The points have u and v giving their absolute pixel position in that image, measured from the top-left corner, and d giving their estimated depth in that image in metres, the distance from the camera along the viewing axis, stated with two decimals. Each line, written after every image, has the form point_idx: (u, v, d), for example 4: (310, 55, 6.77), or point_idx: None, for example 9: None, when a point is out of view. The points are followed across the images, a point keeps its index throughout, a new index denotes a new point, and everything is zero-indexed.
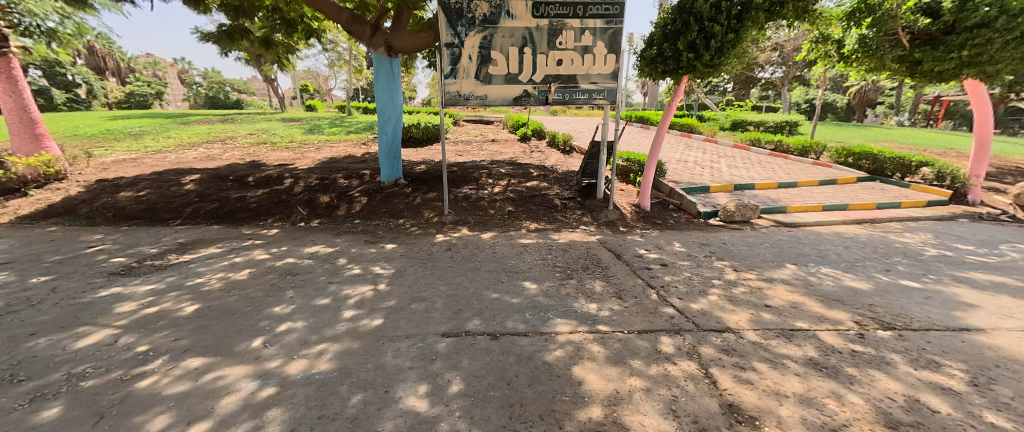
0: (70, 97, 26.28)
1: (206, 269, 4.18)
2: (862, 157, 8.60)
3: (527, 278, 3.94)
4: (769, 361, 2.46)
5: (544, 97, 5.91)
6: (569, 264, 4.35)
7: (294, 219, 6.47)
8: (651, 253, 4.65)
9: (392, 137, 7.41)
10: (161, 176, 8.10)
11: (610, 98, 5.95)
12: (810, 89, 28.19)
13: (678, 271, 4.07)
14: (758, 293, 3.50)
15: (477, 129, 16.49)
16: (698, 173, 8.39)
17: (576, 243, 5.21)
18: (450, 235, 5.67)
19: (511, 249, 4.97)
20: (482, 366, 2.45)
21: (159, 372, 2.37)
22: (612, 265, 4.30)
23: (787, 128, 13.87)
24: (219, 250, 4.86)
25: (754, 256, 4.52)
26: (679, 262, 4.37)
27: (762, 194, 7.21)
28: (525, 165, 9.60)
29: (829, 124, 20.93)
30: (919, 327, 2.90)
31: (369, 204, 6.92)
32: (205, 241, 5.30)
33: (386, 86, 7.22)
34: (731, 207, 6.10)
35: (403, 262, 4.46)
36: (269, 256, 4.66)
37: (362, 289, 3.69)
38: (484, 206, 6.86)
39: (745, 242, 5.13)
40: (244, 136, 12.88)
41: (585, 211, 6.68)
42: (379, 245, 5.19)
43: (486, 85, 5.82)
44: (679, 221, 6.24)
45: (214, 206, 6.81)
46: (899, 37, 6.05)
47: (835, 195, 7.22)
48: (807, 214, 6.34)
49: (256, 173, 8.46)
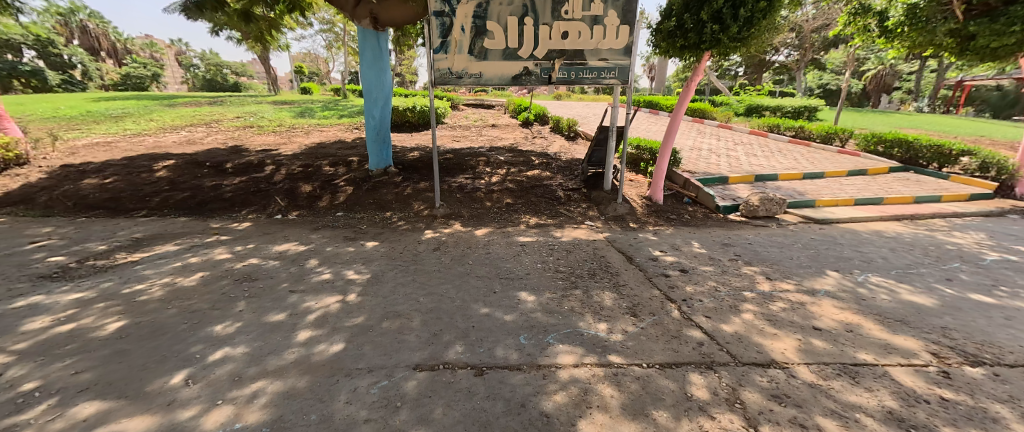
0: (66, 78, 25.72)
1: (152, 273, 3.62)
2: (894, 145, 7.86)
3: (523, 287, 3.36)
4: (837, 417, 1.87)
5: (547, 75, 5.25)
6: (573, 270, 3.75)
7: (271, 211, 5.89)
8: (667, 256, 4.06)
9: (379, 120, 6.80)
10: (133, 162, 7.52)
11: (621, 77, 5.26)
12: (825, 73, 27.28)
13: (700, 279, 3.47)
14: (802, 310, 2.90)
15: (477, 113, 15.80)
16: (714, 161, 7.74)
17: (582, 242, 4.61)
18: (440, 231, 5.08)
19: (508, 249, 4.38)
20: (458, 419, 1.88)
21: (34, 425, 1.82)
22: (623, 270, 3.71)
23: (807, 113, 13.07)
24: (176, 248, 4.29)
25: (787, 260, 3.90)
26: (701, 267, 3.77)
27: (787, 186, 6.55)
28: (527, 152, 8.96)
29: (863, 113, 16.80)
30: (1015, 363, 2.30)
31: (355, 194, 6.33)
32: (165, 236, 4.74)
33: (373, 63, 6.54)
34: (755, 201, 5.49)
35: (382, 265, 3.88)
36: (231, 256, 4.08)
37: (328, 300, 3.11)
38: (481, 198, 6.26)
39: (774, 242, 4.51)
40: (230, 119, 12.26)
41: (591, 203, 6.08)
42: (359, 242, 4.60)
43: (482, 61, 5.16)
44: (696, 216, 5.63)
45: (185, 195, 6.24)
46: (954, 7, 5.31)
47: (867, 187, 6.57)
48: (839, 209, 5.73)
49: (236, 159, 7.86)
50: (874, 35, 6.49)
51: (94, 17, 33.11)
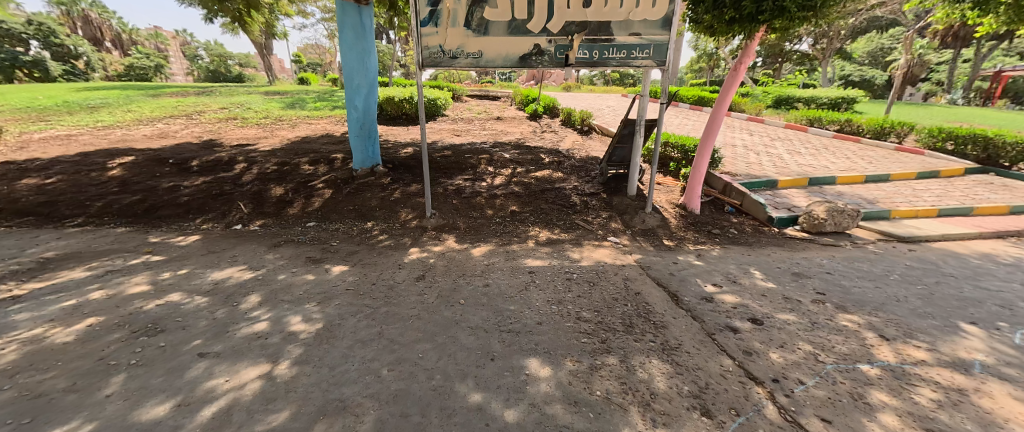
0: (68, 69, 24.88)
1: (26, 318, 2.65)
2: (968, 141, 6.74)
3: (535, 351, 2.35)
4: None
5: (563, 55, 4.21)
6: (602, 318, 2.73)
7: (230, 219, 4.93)
8: (725, 294, 3.04)
9: (362, 112, 5.79)
10: (87, 158, 6.59)
11: (658, 56, 4.18)
12: (850, 63, 25.75)
13: (786, 339, 2.42)
14: (970, 411, 1.87)
15: (481, 105, 14.72)
16: (755, 161, 6.65)
17: (607, 268, 3.59)
18: (428, 249, 4.08)
19: (513, 278, 3.38)
20: None
21: None
22: (670, 320, 2.68)
23: (844, 105, 11.86)
24: (83, 275, 3.33)
25: (894, 305, 2.87)
26: (779, 314, 2.73)
27: (850, 192, 5.46)
28: (535, 148, 7.91)
29: (904, 113, 13.44)
30: None
31: (333, 199, 5.36)
32: (82, 255, 3.77)
33: (354, 44, 5.51)
34: (820, 213, 4.43)
35: (344, 305, 2.89)
36: (149, 288, 3.11)
37: (247, 373, 2.11)
38: (481, 204, 5.26)
39: (861, 272, 3.47)
40: (214, 110, 11.30)
41: (613, 212, 5.05)
42: (323, 267, 3.62)
43: (482, 37, 4.12)
44: (744, 231, 4.58)
45: (134, 199, 5.30)
46: None
47: (946, 193, 5.48)
48: (922, 222, 4.67)
49: (205, 156, 6.91)
50: (964, 7, 5.35)
51: (95, 6, 32.06)
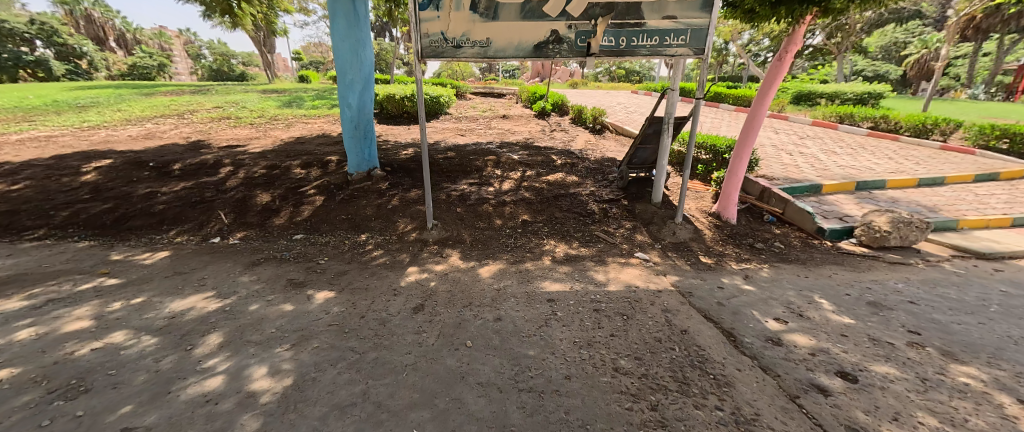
0: (70, 69, 24.46)
1: None
2: None
3: (567, 427, 1.77)
4: None
5: (584, 43, 3.62)
6: (646, 370, 2.15)
7: (207, 231, 4.39)
8: (795, 334, 2.44)
9: (357, 110, 5.23)
10: (61, 162, 6.09)
11: (695, 43, 3.60)
12: (866, 58, 24.84)
13: (898, 407, 1.84)
14: None
15: (485, 103, 14.12)
16: (790, 162, 6.03)
17: (641, 295, 3.00)
18: (429, 269, 3.51)
19: (530, 309, 2.80)
20: None
21: None
22: (735, 373, 2.10)
23: (871, 101, 11.16)
24: (16, 306, 2.79)
25: (1016, 351, 2.27)
26: (875, 366, 2.13)
27: (905, 198, 4.83)
28: (545, 149, 7.32)
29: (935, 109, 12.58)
30: None
31: (324, 207, 4.81)
32: (26, 278, 3.24)
33: (347, 35, 4.95)
34: (883, 225, 3.81)
35: (323, 349, 2.32)
36: (90, 325, 2.57)
37: None
38: (488, 212, 4.69)
39: (952, 301, 2.86)
40: (207, 109, 10.79)
41: (638, 222, 4.47)
42: (305, 293, 3.07)
43: (491, 22, 3.54)
44: (791, 245, 3.98)
45: (103, 207, 4.78)
46: None
47: (1015, 198, 4.85)
48: (997, 234, 4.06)
49: (189, 158, 6.38)
50: None
51: (98, 5, 31.74)
